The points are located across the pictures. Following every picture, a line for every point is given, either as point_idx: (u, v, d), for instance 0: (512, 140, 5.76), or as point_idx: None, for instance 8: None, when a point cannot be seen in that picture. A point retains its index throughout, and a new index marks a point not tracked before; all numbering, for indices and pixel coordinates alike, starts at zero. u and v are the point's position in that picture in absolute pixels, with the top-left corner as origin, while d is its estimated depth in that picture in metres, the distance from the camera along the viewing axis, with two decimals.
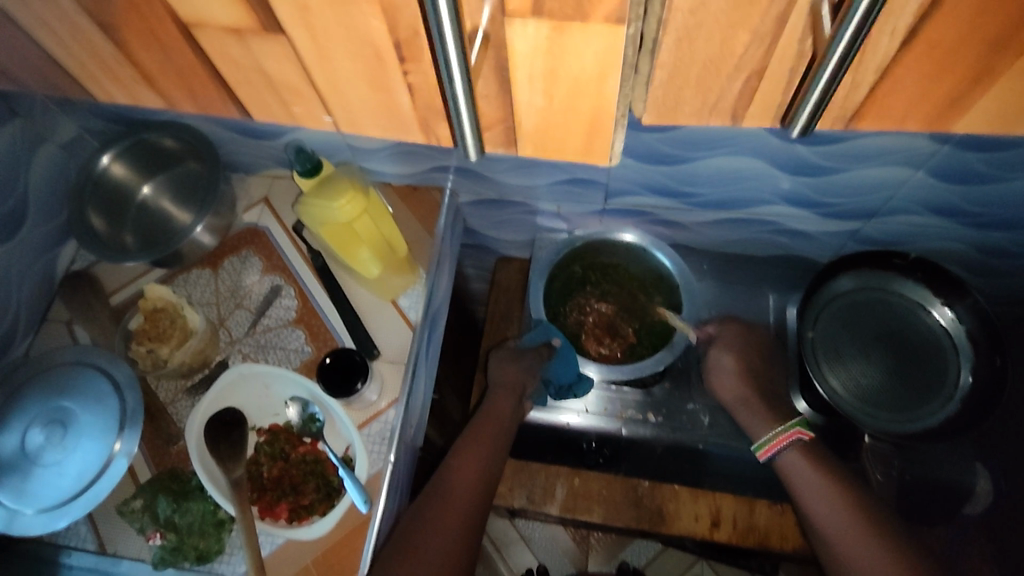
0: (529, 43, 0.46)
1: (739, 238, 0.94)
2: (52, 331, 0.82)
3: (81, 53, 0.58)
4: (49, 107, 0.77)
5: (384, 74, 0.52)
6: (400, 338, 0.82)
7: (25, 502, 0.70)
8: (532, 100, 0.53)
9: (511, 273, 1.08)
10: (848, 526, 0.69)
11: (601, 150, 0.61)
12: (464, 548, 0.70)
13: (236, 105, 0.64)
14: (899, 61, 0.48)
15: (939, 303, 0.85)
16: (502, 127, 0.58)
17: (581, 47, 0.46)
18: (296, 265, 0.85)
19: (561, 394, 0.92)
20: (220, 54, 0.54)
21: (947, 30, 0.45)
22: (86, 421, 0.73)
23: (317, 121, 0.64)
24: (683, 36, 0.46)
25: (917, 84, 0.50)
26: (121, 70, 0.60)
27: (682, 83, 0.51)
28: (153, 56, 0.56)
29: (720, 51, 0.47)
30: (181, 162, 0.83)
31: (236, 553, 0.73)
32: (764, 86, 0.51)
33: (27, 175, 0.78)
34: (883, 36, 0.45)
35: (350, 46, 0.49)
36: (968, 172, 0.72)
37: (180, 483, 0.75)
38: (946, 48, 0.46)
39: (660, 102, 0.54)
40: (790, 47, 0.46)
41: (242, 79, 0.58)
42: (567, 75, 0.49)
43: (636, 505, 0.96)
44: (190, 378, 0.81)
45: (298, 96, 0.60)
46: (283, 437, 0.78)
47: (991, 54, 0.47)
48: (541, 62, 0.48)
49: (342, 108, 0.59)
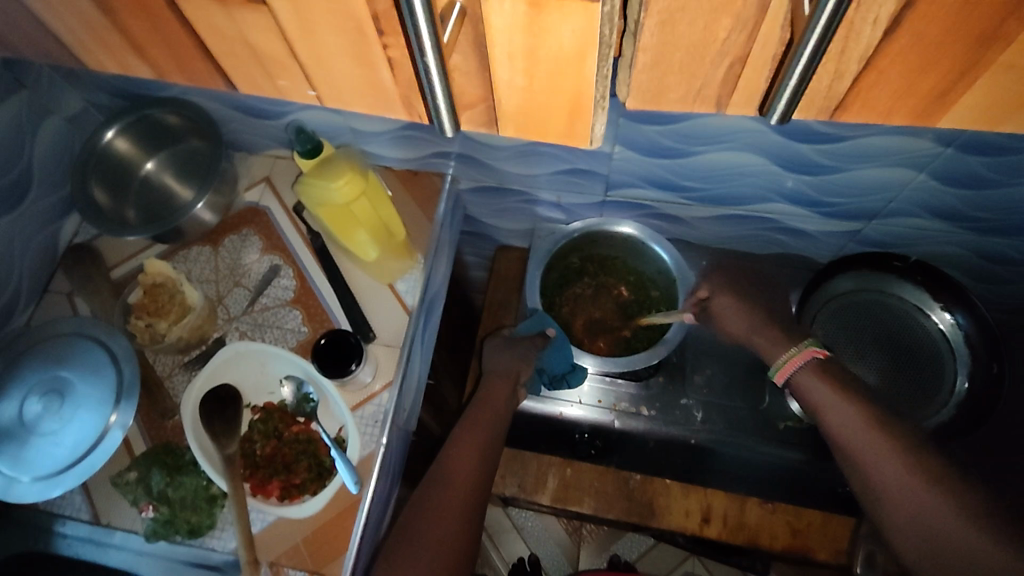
0: (508, 20, 0.44)
1: (738, 234, 0.94)
2: (53, 302, 0.83)
3: (71, 21, 0.57)
4: (55, 79, 0.78)
5: (366, 49, 0.51)
6: (396, 323, 0.82)
7: (20, 469, 0.71)
8: (512, 79, 0.51)
9: (510, 262, 1.09)
10: (867, 437, 0.63)
11: (583, 135, 0.58)
12: (463, 541, 0.71)
13: (224, 79, 0.62)
14: (885, 51, 0.46)
15: (938, 306, 0.85)
16: (483, 107, 0.57)
17: (560, 26, 0.44)
18: (296, 245, 0.86)
19: (554, 383, 0.92)
20: (206, 26, 0.54)
21: (933, 22, 0.43)
22: (83, 392, 0.74)
23: (302, 96, 0.61)
24: (666, 19, 0.44)
25: (903, 79, 0.49)
26: (108, 40, 0.59)
27: (666, 69, 0.50)
28: (140, 26, 0.56)
29: (702, 37, 0.45)
30: (184, 139, 0.84)
31: (227, 529, 0.74)
32: (746, 74, 0.49)
33: (32, 146, 0.79)
34: (866, 26, 0.43)
35: (332, 20, 0.48)
36: (972, 175, 0.72)
37: (175, 457, 0.76)
38: (933, 40, 0.45)
39: (645, 87, 0.52)
40: (773, 32, 0.45)
41: (226, 52, 0.57)
42: (548, 54, 0.47)
43: (628, 498, 0.97)
44: (187, 353, 0.82)
45: (282, 68, 0.57)
46: (277, 416, 0.79)
47: (978, 47, 0.45)
48: (521, 39, 0.46)
49: (325, 84, 0.57)
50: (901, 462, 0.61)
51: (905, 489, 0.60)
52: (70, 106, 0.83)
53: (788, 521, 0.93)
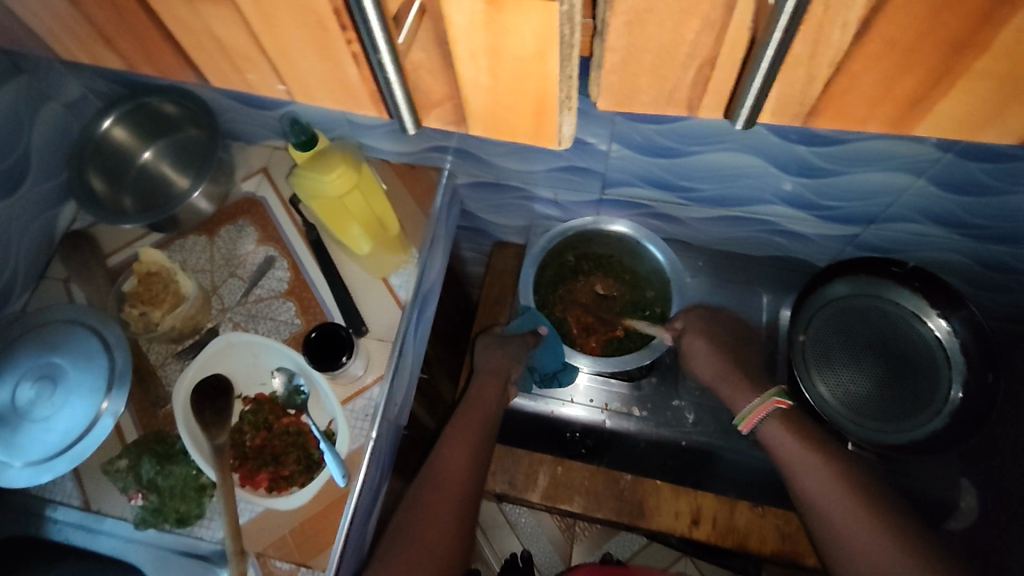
0: (468, 18, 0.44)
1: (737, 236, 0.94)
2: (50, 288, 0.84)
3: (44, 9, 0.58)
4: (54, 66, 0.78)
5: (332, 45, 0.51)
6: (388, 317, 0.82)
7: (12, 455, 0.71)
8: (477, 78, 0.50)
9: (507, 258, 1.09)
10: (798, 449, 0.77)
11: (549, 135, 0.57)
12: (459, 537, 0.72)
13: (194, 71, 0.62)
14: (855, 56, 0.46)
15: (935, 314, 0.84)
16: (450, 105, 0.56)
17: (519, 25, 0.43)
18: (292, 238, 0.86)
19: (545, 382, 0.93)
20: (173, 18, 0.53)
21: (902, 29, 0.43)
22: (75, 378, 0.75)
23: (272, 90, 0.61)
24: (633, 19, 0.43)
25: (876, 84, 0.48)
26: (81, 29, 0.59)
27: (635, 70, 0.49)
28: (109, 15, 0.56)
29: (670, 38, 0.45)
30: (182, 129, 0.84)
31: (215, 519, 0.75)
32: (717, 77, 0.49)
33: (31, 132, 0.79)
34: (835, 30, 0.43)
35: (296, 14, 0.48)
36: (971, 181, 0.71)
37: (166, 446, 0.76)
38: (904, 45, 0.44)
39: (616, 89, 0.52)
40: (739, 37, 0.44)
41: (194, 43, 0.56)
42: (511, 54, 0.46)
43: (618, 497, 0.97)
44: (181, 342, 0.82)
45: (249, 62, 0.57)
46: (268, 408, 0.79)
47: (952, 53, 0.45)
48: (482, 38, 0.46)
49: (294, 78, 0.57)
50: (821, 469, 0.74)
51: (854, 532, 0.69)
52: (68, 94, 0.83)
53: (777, 525, 0.93)
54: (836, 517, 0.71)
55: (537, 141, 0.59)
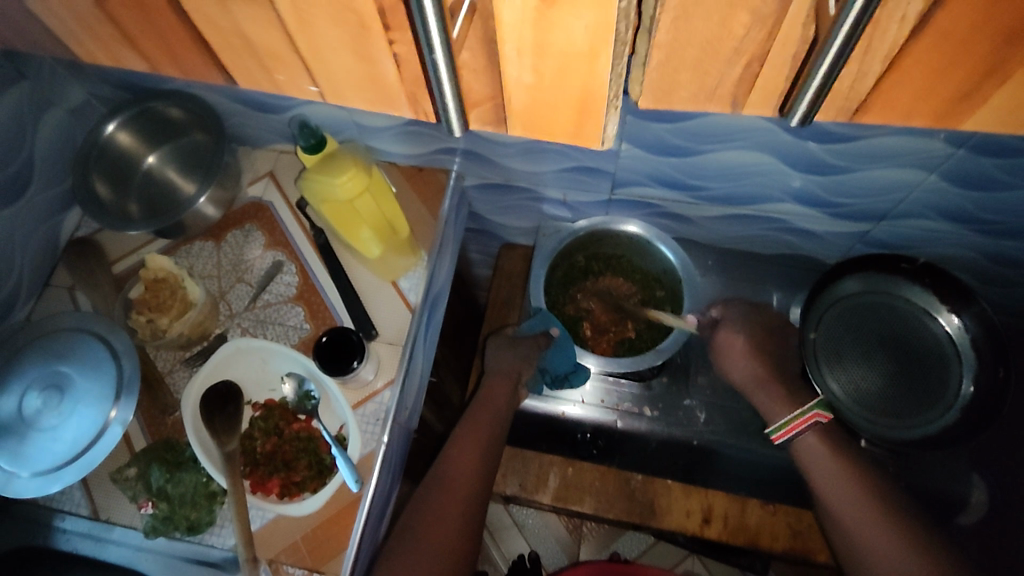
0: (518, 15, 0.44)
1: (746, 234, 0.93)
2: (55, 296, 0.83)
3: (66, 11, 0.57)
4: (58, 70, 0.77)
5: (369, 42, 0.51)
6: (399, 320, 0.81)
7: (20, 464, 0.70)
8: (521, 76, 0.52)
9: (515, 259, 1.08)
10: (827, 461, 0.76)
11: (591, 134, 0.60)
12: (466, 539, 0.70)
13: (221, 72, 0.62)
14: (909, 51, 0.46)
15: (946, 310, 0.83)
16: (490, 105, 0.58)
17: (571, 22, 0.44)
18: (299, 242, 0.85)
19: (557, 383, 0.92)
20: (203, 17, 0.53)
21: (959, 21, 0.44)
22: (83, 387, 0.74)
23: (302, 91, 0.62)
24: (681, 13, 0.45)
25: (925, 79, 0.49)
26: (103, 29, 0.59)
27: (678, 65, 0.51)
28: (135, 17, 0.56)
29: (718, 33, 0.46)
30: (186, 133, 0.83)
31: (226, 526, 0.73)
32: (764, 72, 0.50)
33: (34, 137, 0.78)
34: (892, 23, 0.44)
35: (334, 11, 0.48)
36: (984, 178, 0.71)
37: (175, 453, 0.76)
38: (959, 38, 0.45)
39: (657, 85, 0.54)
40: (794, 31, 0.45)
41: (225, 44, 0.57)
42: (557, 50, 0.47)
43: (629, 498, 0.97)
44: (189, 349, 0.81)
45: (281, 63, 0.58)
46: (278, 413, 0.78)
47: (1005, 47, 0.45)
48: (530, 35, 0.47)
49: (327, 79, 0.58)
50: (834, 465, 0.75)
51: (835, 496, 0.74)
52: (72, 99, 0.82)
53: (789, 523, 0.93)
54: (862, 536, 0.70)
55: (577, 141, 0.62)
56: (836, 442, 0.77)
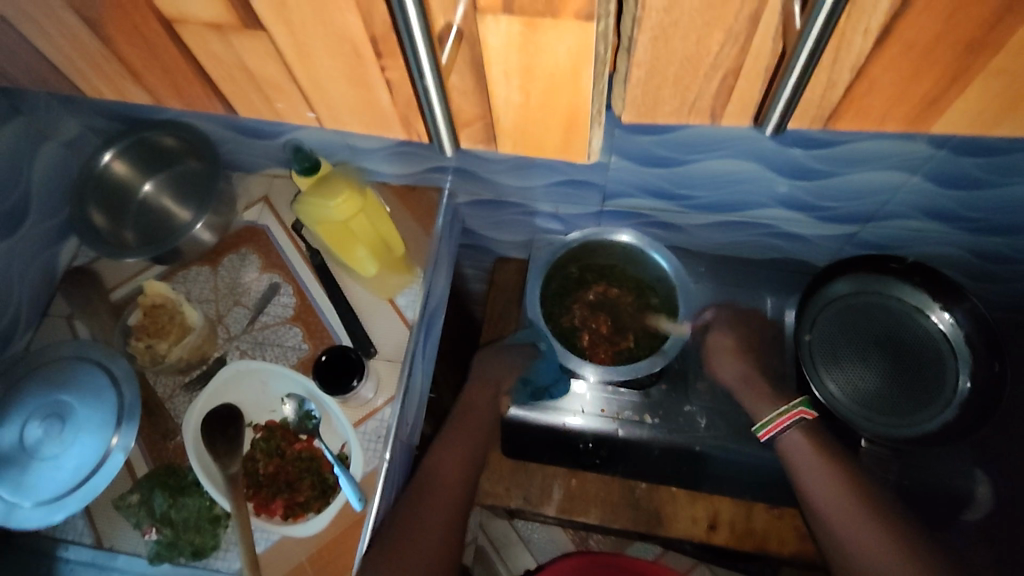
0: (503, 39, 0.46)
1: (735, 240, 0.94)
2: (53, 325, 0.83)
3: (66, 48, 0.58)
4: (51, 104, 0.78)
5: (362, 70, 0.52)
6: (396, 337, 0.82)
7: (22, 495, 0.71)
8: (509, 96, 0.54)
9: (509, 273, 1.08)
10: (804, 450, 0.75)
11: (579, 148, 0.60)
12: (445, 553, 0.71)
13: (219, 101, 0.63)
14: (875, 61, 0.48)
15: (938, 307, 0.84)
16: (481, 124, 0.59)
17: (555, 46, 0.46)
18: (295, 262, 0.86)
19: (538, 396, 0.91)
20: (203, 50, 0.55)
21: (923, 30, 0.45)
22: (84, 415, 0.74)
23: (300, 117, 0.63)
24: (659, 34, 0.46)
25: (895, 86, 0.50)
26: (105, 66, 0.60)
27: (660, 82, 0.52)
28: (138, 54, 0.57)
29: (695, 50, 0.47)
30: (181, 161, 0.84)
31: (231, 549, 0.73)
32: (741, 85, 0.51)
33: (30, 169, 0.79)
34: (857, 35, 0.45)
35: (329, 42, 0.49)
36: (966, 177, 0.72)
37: (178, 478, 0.75)
38: (922, 48, 0.46)
39: (639, 101, 0.54)
40: (765, 46, 0.46)
41: (224, 75, 0.58)
42: (543, 71, 0.49)
43: (634, 507, 0.96)
44: (188, 373, 0.81)
45: (280, 91, 0.59)
46: (279, 434, 0.78)
47: (967, 55, 0.47)
48: (516, 57, 0.48)
49: (323, 104, 0.59)
50: (812, 452, 0.75)
51: (817, 481, 0.73)
52: (66, 131, 0.83)
53: (794, 525, 0.93)
54: (843, 524, 0.70)
55: (563, 155, 0.62)
56: (820, 438, 0.76)
